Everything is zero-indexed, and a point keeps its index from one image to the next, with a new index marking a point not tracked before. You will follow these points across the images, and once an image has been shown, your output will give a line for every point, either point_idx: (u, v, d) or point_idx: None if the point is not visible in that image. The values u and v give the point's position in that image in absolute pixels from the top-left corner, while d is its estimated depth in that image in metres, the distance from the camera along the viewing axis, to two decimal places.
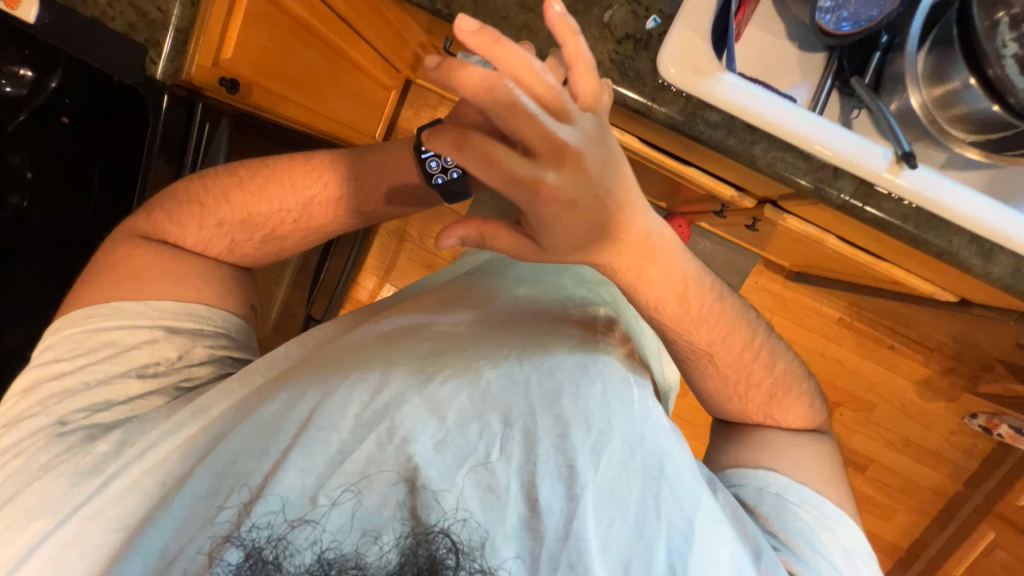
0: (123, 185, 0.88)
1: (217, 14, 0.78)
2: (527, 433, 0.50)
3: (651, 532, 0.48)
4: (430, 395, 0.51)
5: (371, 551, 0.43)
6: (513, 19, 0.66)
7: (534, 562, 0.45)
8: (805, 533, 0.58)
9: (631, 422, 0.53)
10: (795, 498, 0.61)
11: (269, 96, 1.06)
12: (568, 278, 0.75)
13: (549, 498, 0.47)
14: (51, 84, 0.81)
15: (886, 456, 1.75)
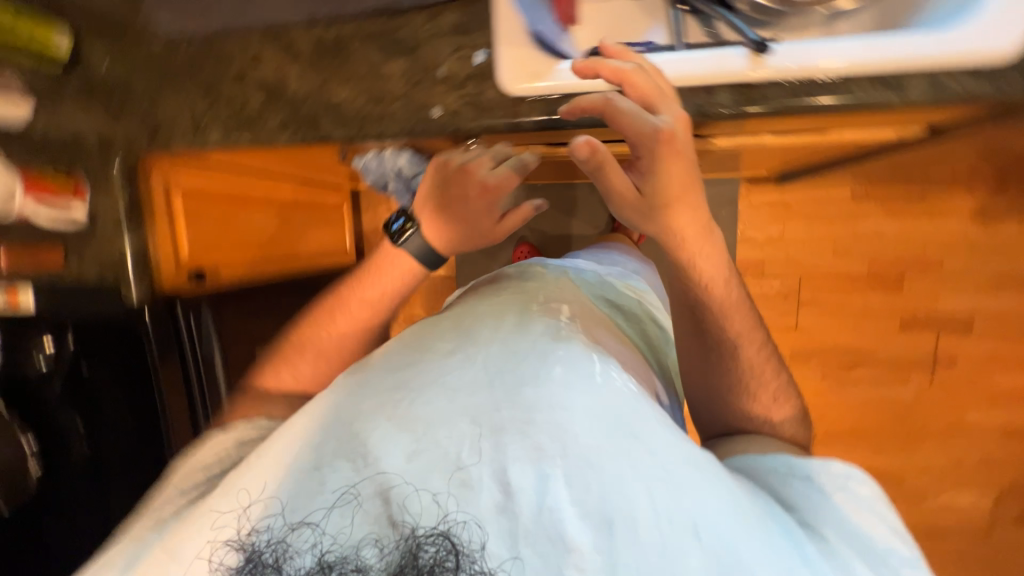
0: (144, 400, 0.98)
1: (161, 225, 0.94)
2: (496, 430, 0.51)
3: (636, 490, 0.47)
4: (405, 414, 0.54)
5: (370, 554, 0.47)
6: (370, 114, 0.72)
7: (517, 543, 0.46)
8: (832, 519, 0.53)
9: (608, 395, 0.53)
10: (814, 485, 0.57)
11: (237, 268, 1.18)
12: (529, 283, 0.79)
13: (522, 480, 0.48)
14: (69, 346, 0.92)
15: (985, 304, 1.56)
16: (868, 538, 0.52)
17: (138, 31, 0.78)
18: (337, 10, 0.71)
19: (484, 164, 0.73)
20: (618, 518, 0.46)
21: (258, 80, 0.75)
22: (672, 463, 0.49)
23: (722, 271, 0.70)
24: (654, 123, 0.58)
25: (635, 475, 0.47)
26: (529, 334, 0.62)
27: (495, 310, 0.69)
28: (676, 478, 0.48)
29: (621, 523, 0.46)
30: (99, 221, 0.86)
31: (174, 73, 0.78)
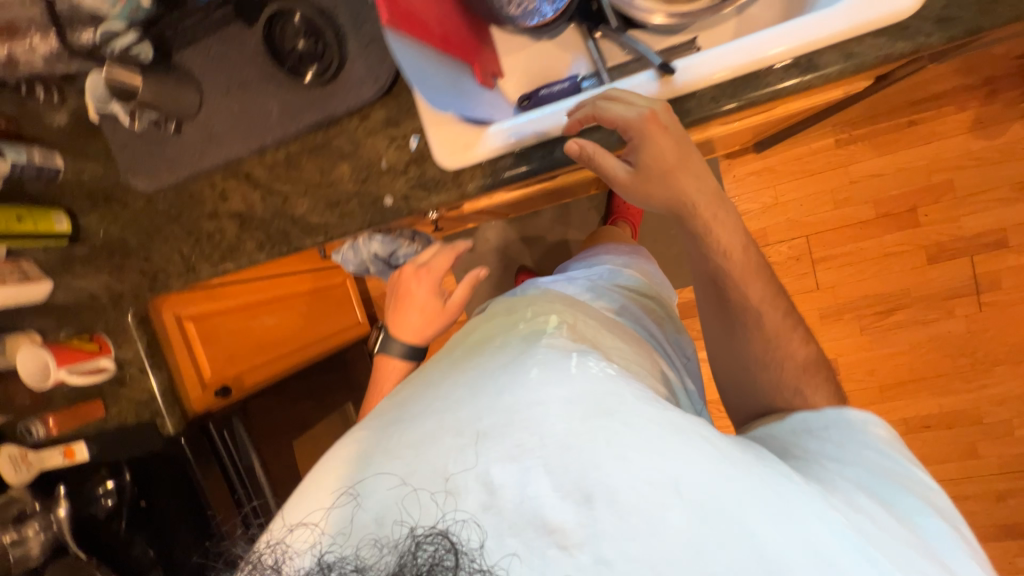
0: (203, 523, 1.01)
1: (180, 355, 1.01)
2: (479, 436, 0.46)
3: (619, 467, 0.43)
4: (399, 423, 0.52)
5: (370, 554, 0.43)
6: (331, 216, 0.78)
7: (512, 539, 0.42)
8: (862, 470, 0.50)
9: (586, 383, 0.48)
10: (844, 436, 0.54)
11: (263, 369, 1.23)
12: (520, 301, 0.71)
13: (505, 475, 0.44)
14: (125, 481, 0.97)
15: (1014, 215, 1.46)
16: (903, 489, 0.49)
17: (121, 193, 0.87)
18: (280, 133, 0.76)
19: (415, 269, 0.90)
20: (599, 494, 0.42)
21: (230, 212, 0.82)
22: (657, 437, 0.44)
23: (735, 230, 0.64)
24: (635, 110, 0.61)
25: (617, 454, 0.43)
26: (513, 341, 0.58)
27: (488, 340, 0.61)
28: (660, 449, 0.43)
29: (602, 498, 0.42)
30: (125, 367, 0.94)
31: (160, 226, 0.86)
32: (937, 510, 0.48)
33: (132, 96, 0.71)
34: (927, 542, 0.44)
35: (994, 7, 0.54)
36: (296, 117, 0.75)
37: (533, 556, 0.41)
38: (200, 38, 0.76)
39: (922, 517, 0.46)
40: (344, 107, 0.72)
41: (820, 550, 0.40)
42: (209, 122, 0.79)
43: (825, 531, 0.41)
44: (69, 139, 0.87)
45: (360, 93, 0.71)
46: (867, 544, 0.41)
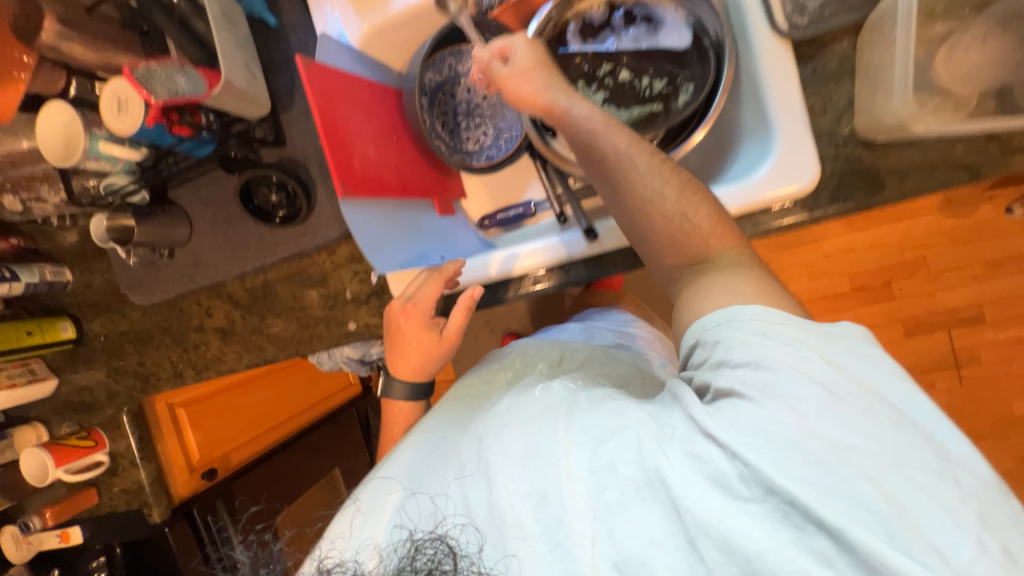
0: None
1: (167, 443, 1.09)
2: (459, 467, 0.54)
3: (576, 458, 0.47)
4: (411, 450, 0.62)
5: (369, 560, 0.49)
6: (302, 336, 0.85)
7: (495, 535, 0.48)
8: (758, 369, 0.44)
9: (544, 403, 0.55)
10: (733, 339, 0.47)
11: (250, 446, 1.27)
12: (512, 354, 0.78)
13: (478, 494, 0.50)
14: (116, 550, 1.05)
15: (987, 291, 1.47)
16: (805, 377, 0.42)
17: (120, 304, 0.97)
18: (257, 264, 0.83)
19: (404, 309, 0.73)
20: (553, 492, 0.47)
21: (214, 327, 0.90)
22: (602, 426, 0.49)
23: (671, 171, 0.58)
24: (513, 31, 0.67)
25: (564, 447, 0.49)
26: (501, 386, 0.69)
27: (480, 390, 0.70)
28: (606, 436, 0.47)
29: (553, 495, 0.47)
30: (118, 460, 1.02)
31: (154, 335, 0.95)
32: (835, 385, 0.42)
33: (128, 239, 0.80)
34: (818, 423, 0.40)
35: (880, 191, 0.60)
36: (270, 251, 0.82)
37: (530, 557, 0.46)
38: (191, 180, 0.85)
39: (815, 393, 0.41)
40: (313, 245, 0.80)
41: (720, 475, 0.41)
42: (197, 250, 0.87)
43: (723, 458, 0.41)
44: (76, 255, 0.97)
45: (327, 234, 0.79)
46: (745, 454, 0.40)
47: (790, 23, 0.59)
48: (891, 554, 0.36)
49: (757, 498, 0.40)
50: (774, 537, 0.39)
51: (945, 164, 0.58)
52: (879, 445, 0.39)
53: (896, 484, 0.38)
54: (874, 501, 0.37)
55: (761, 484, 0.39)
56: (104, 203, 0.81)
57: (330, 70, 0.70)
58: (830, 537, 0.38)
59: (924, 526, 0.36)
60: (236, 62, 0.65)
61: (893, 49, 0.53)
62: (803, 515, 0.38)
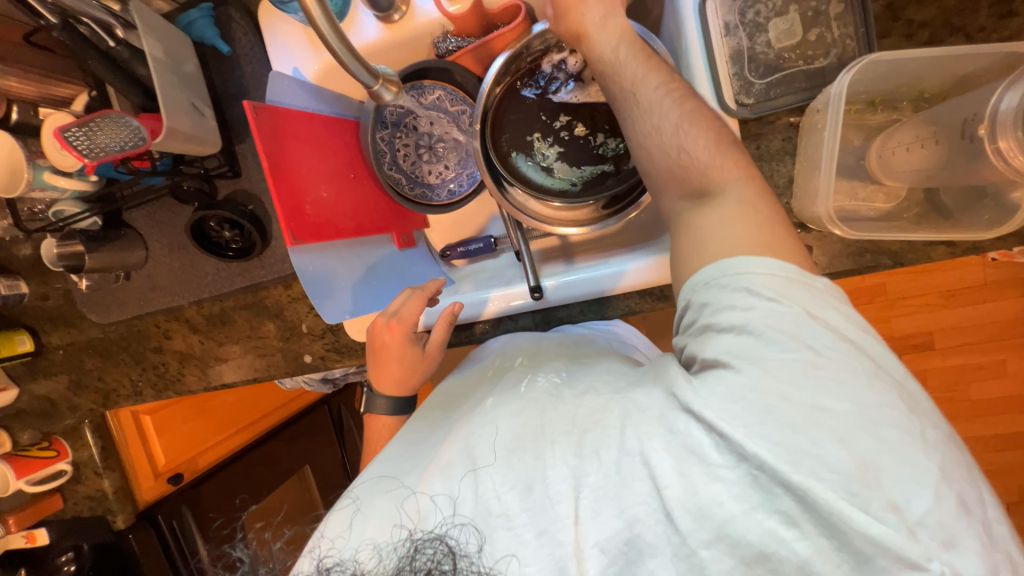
0: None
1: (132, 450, 1.10)
2: (445, 458, 0.50)
3: (560, 447, 0.46)
4: (404, 443, 0.58)
5: (368, 559, 0.46)
6: (260, 364, 0.87)
7: (482, 525, 0.45)
8: (743, 330, 0.41)
9: (530, 397, 0.52)
10: (719, 295, 0.43)
11: (217, 448, 1.29)
12: (495, 349, 0.73)
13: (466, 487, 0.47)
14: (83, 546, 1.06)
15: (939, 319, 1.53)
16: (795, 340, 0.39)
17: (78, 319, 0.97)
18: (214, 292, 0.84)
19: (388, 323, 0.71)
20: (538, 483, 0.45)
21: (172, 350, 0.91)
22: (584, 415, 0.47)
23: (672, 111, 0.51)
24: None
25: (549, 439, 0.47)
26: (483, 383, 0.63)
27: (460, 392, 0.65)
28: (592, 425, 0.46)
29: (540, 486, 0.45)
30: (82, 467, 1.04)
31: (113, 352, 0.95)
32: (817, 347, 0.39)
33: (80, 266, 0.79)
34: (793, 387, 0.37)
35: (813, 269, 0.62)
36: (227, 280, 0.83)
37: (519, 548, 0.44)
38: (145, 205, 0.84)
39: (793, 359, 0.38)
40: (269, 278, 0.81)
41: (694, 444, 0.39)
42: (153, 274, 0.87)
43: (703, 432, 0.39)
44: (31, 268, 0.96)
45: (282, 268, 0.80)
46: (726, 424, 0.38)
47: (738, 101, 0.59)
48: (854, 513, 0.34)
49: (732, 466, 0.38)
50: (743, 501, 0.37)
51: (875, 249, 0.60)
52: (854, 406, 0.37)
53: (867, 444, 0.35)
54: (840, 461, 0.35)
55: (734, 451, 0.38)
56: (55, 229, 0.79)
57: (285, 111, 0.69)
58: (797, 500, 0.36)
59: (887, 483, 0.35)
60: (181, 104, 0.64)
61: (821, 144, 0.54)
62: (773, 479, 0.36)
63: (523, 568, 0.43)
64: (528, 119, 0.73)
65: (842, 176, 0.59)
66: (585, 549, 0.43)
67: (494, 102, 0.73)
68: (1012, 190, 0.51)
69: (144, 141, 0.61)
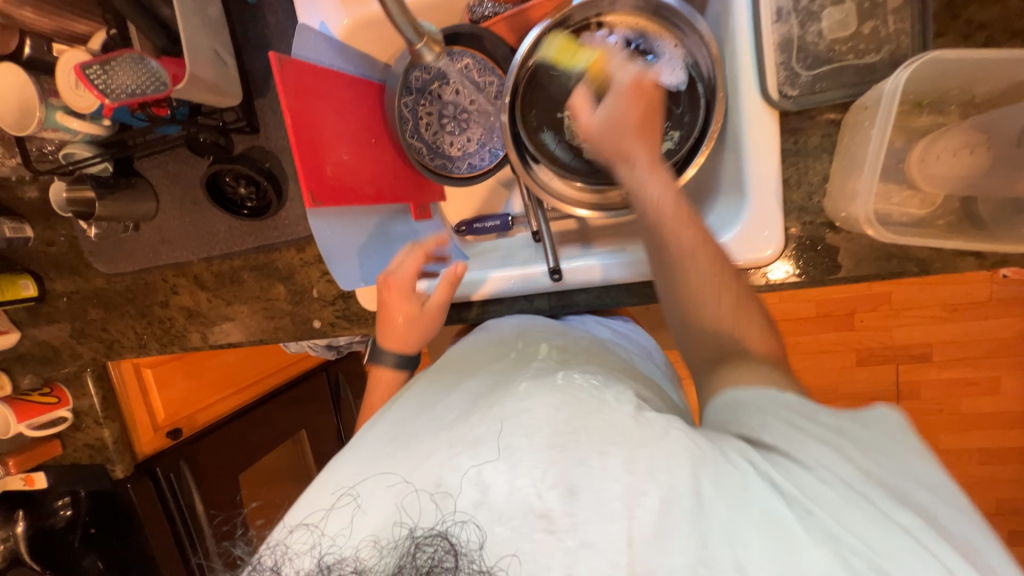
0: (141, 552, 1.12)
1: (133, 401, 1.10)
2: (471, 442, 0.44)
3: (610, 458, 0.41)
4: (413, 420, 0.52)
5: (368, 554, 0.42)
6: (268, 326, 0.86)
7: (503, 527, 0.40)
8: (800, 432, 0.40)
9: (568, 389, 0.48)
10: (765, 400, 0.42)
11: (216, 406, 1.29)
12: (512, 328, 0.71)
13: (494, 476, 0.42)
14: (81, 492, 1.09)
15: (940, 332, 1.54)
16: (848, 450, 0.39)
17: (83, 268, 0.95)
18: (225, 250, 0.83)
19: (387, 277, 0.71)
20: (582, 487, 0.40)
21: (179, 305, 0.90)
22: (631, 428, 0.43)
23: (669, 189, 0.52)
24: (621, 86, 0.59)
25: (598, 447, 0.42)
26: (503, 362, 0.60)
27: (473, 360, 0.63)
28: (646, 441, 0.42)
29: (583, 491, 0.40)
30: (83, 416, 1.04)
31: (118, 303, 0.94)
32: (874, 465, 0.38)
33: (90, 213, 0.78)
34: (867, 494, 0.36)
35: (836, 271, 0.62)
36: (239, 239, 0.81)
37: (535, 557, 0.38)
38: (157, 155, 0.82)
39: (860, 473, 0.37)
40: (282, 240, 0.79)
41: (775, 516, 0.36)
42: (163, 227, 0.85)
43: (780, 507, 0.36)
44: (37, 211, 0.94)
45: (297, 230, 0.78)
46: (810, 503, 0.36)
47: (781, 92, 0.58)
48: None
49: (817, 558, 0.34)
50: None
51: (903, 256, 0.59)
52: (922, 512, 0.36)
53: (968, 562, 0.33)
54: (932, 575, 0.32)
55: (821, 529, 0.35)
56: (66, 173, 0.77)
57: (310, 67, 0.67)
58: None
59: None
60: (204, 50, 0.61)
61: (868, 142, 0.53)
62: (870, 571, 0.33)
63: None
64: (561, 92, 0.71)
65: (880, 179, 0.57)
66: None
67: (526, 75, 0.71)
68: None
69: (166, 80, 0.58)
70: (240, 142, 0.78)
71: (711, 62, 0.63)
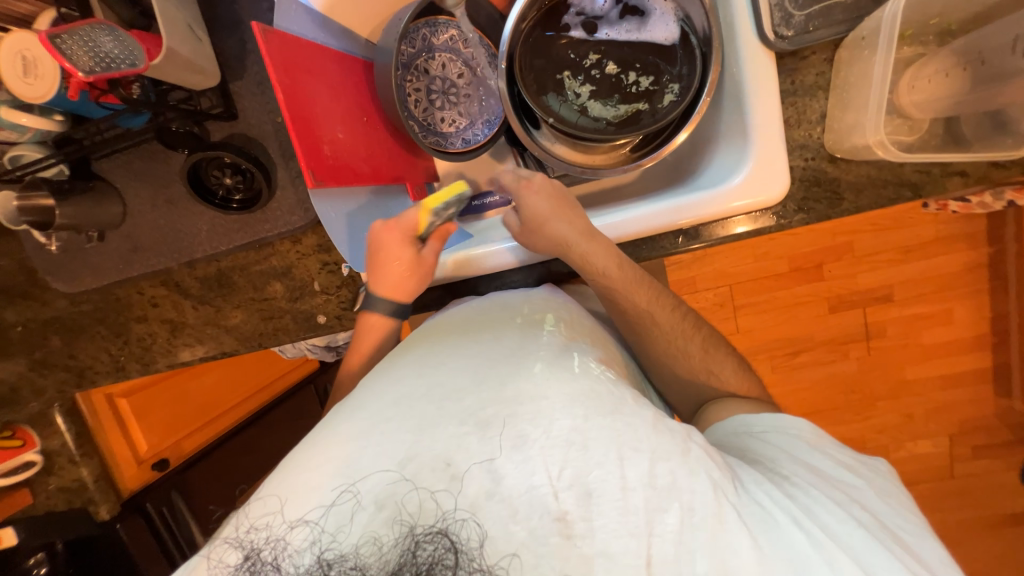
0: None
1: (111, 432, 1.01)
2: (482, 423, 0.50)
3: (632, 463, 0.47)
4: (431, 403, 0.52)
5: (368, 552, 0.44)
6: (266, 329, 0.80)
7: (506, 520, 0.45)
8: (806, 466, 0.55)
9: (586, 380, 0.54)
10: (779, 436, 0.59)
11: (202, 431, 1.21)
12: (513, 298, 0.70)
13: (509, 465, 0.47)
14: (56, 545, 0.96)
15: (898, 272, 1.66)
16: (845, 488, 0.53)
17: (38, 291, 0.85)
18: (210, 251, 0.77)
19: (394, 228, 0.67)
20: (604, 494, 0.46)
21: (159, 318, 0.82)
22: (646, 428, 0.50)
23: (606, 253, 0.65)
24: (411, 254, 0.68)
25: (615, 446, 0.48)
26: (512, 332, 0.61)
27: (474, 324, 0.64)
28: (664, 453, 0.49)
29: (600, 494, 0.46)
30: (55, 457, 0.93)
31: (86, 325, 0.85)
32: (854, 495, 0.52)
33: (50, 223, 0.69)
34: (844, 518, 0.49)
35: (839, 203, 0.65)
36: (226, 237, 0.76)
37: (530, 555, 0.44)
38: (120, 153, 0.74)
39: (837, 497, 0.51)
40: (275, 234, 0.74)
41: (790, 524, 0.48)
42: (134, 234, 0.78)
43: (778, 514, 0.48)
44: None
45: (291, 221, 0.74)
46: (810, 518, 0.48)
47: (777, 33, 0.60)
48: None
49: (806, 555, 0.46)
50: None
51: (897, 181, 0.63)
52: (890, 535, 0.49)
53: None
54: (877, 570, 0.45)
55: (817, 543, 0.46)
56: (10, 178, 0.68)
57: (294, 39, 0.62)
58: None
59: None
60: (179, 26, 0.56)
61: (873, 67, 0.56)
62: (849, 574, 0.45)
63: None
64: (559, 55, 0.71)
65: None
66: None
67: (519, 39, 0.69)
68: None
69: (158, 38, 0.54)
70: (217, 130, 0.72)
71: (706, 16, 0.64)
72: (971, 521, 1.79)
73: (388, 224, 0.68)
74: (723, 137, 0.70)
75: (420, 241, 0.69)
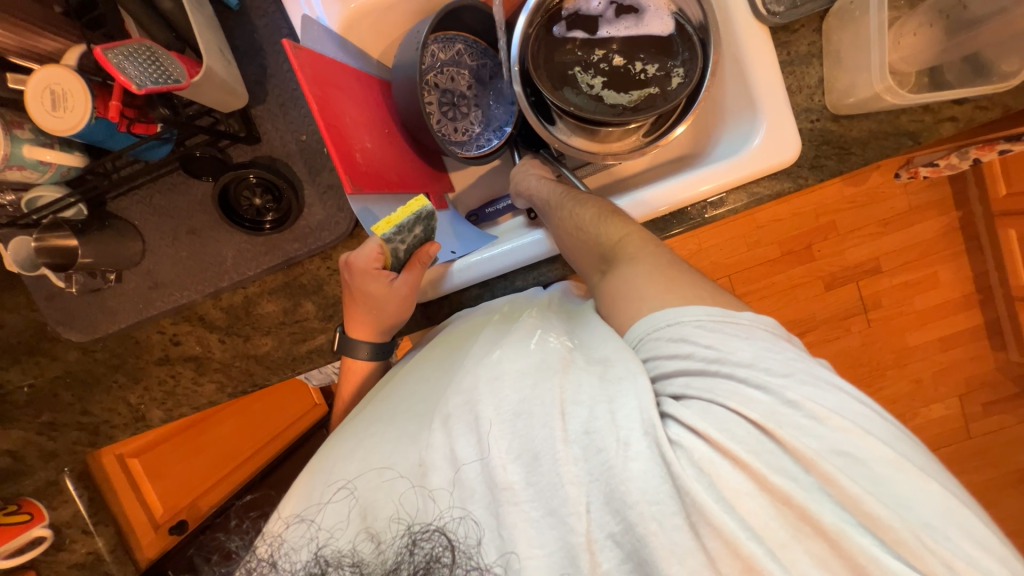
0: None
1: (125, 492, 0.94)
2: (445, 417, 0.48)
3: (571, 420, 0.44)
4: (424, 410, 0.51)
5: (366, 548, 0.43)
6: (296, 354, 0.77)
7: (490, 507, 0.43)
8: (719, 377, 0.45)
9: (541, 356, 0.51)
10: (670, 338, 0.48)
11: (218, 488, 1.16)
12: (499, 302, 0.69)
13: (468, 450, 0.45)
14: None
15: (882, 244, 1.75)
16: (757, 386, 0.43)
17: (45, 346, 0.80)
18: (237, 278, 0.75)
19: (352, 262, 0.68)
20: (546, 454, 0.43)
21: (182, 357, 0.78)
22: (595, 388, 0.46)
23: (588, 203, 0.65)
24: (379, 281, 0.67)
25: (557, 402, 0.45)
26: (489, 327, 0.61)
27: (468, 332, 0.63)
28: (607, 396, 0.45)
29: (546, 457, 0.43)
30: (65, 528, 0.84)
31: (100, 376, 0.80)
32: (769, 372, 0.44)
33: (71, 264, 0.67)
34: (769, 418, 0.41)
35: (849, 157, 0.69)
36: (254, 261, 0.74)
37: (525, 546, 0.41)
38: (139, 188, 0.73)
39: (759, 396, 0.43)
40: (305, 252, 0.73)
41: (704, 463, 0.40)
42: (154, 270, 0.75)
43: (706, 449, 0.40)
44: None
45: (321, 238, 0.73)
46: (739, 449, 0.40)
47: (770, 10, 0.68)
48: (831, 513, 0.39)
49: (748, 476, 0.40)
50: (767, 523, 0.39)
51: (897, 132, 0.68)
52: (825, 443, 0.41)
53: (852, 489, 0.39)
54: (820, 467, 0.39)
55: (754, 480, 0.40)
56: (28, 223, 0.67)
57: (319, 56, 0.64)
58: (828, 544, 0.39)
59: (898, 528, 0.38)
60: (212, 48, 0.61)
61: (867, 25, 0.62)
62: (797, 514, 0.39)
63: (528, 549, 0.41)
64: (567, 53, 0.75)
65: None
66: (597, 539, 0.41)
67: (528, 42, 0.73)
68: (1002, 61, 0.61)
69: (198, 59, 0.62)
70: (240, 154, 0.72)
71: (698, 5, 0.69)
72: (998, 480, 1.81)
73: (350, 258, 0.68)
74: (730, 117, 0.75)
75: (382, 271, 0.67)
